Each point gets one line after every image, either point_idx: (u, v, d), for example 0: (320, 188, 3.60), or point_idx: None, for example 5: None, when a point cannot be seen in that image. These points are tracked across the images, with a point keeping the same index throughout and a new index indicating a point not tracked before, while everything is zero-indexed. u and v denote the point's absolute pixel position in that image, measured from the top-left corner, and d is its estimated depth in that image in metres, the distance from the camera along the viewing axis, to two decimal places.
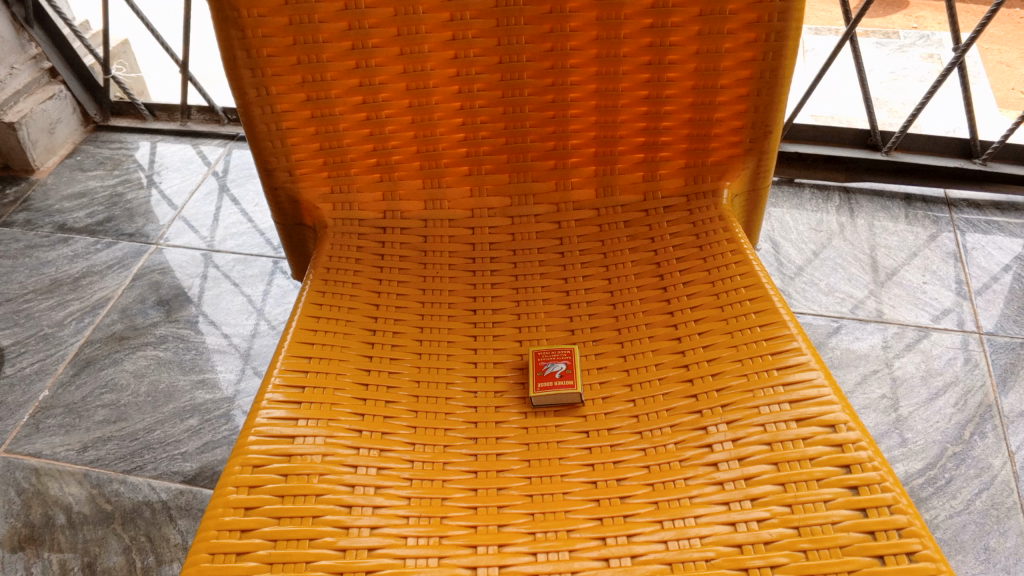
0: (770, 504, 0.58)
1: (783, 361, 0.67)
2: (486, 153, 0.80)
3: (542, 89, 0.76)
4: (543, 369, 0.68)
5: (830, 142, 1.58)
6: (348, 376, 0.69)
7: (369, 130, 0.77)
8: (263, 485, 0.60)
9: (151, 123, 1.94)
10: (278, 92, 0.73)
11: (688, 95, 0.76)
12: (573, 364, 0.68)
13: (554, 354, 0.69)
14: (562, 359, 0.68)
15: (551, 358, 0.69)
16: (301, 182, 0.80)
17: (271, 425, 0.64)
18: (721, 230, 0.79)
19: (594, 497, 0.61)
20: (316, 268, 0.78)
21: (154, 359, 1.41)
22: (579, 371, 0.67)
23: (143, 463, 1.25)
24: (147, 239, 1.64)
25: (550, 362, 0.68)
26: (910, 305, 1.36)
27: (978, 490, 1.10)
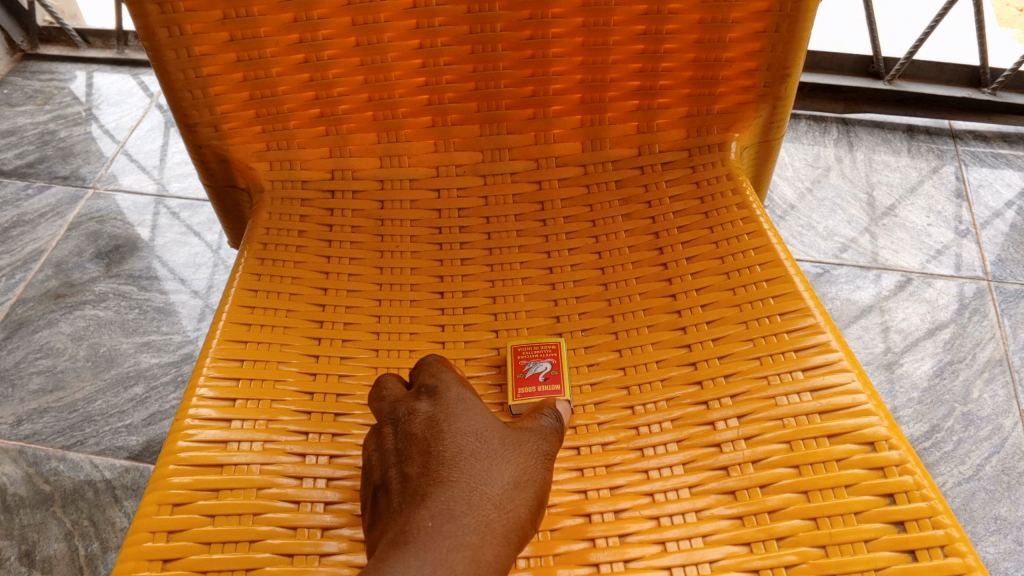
0: (799, 545, 0.47)
1: (810, 360, 0.55)
2: (452, 101, 0.68)
3: (517, 24, 0.63)
4: (523, 370, 0.57)
5: (828, 69, 1.46)
6: (291, 384, 0.57)
7: (310, 76, 0.64)
8: (185, 530, 0.49)
9: (84, 51, 1.74)
10: (195, 32, 0.60)
11: (692, 30, 0.63)
12: (558, 366, 0.57)
13: (535, 350, 0.58)
14: (545, 358, 0.58)
15: (533, 355, 0.58)
16: (229, 139, 0.67)
17: (196, 451, 0.52)
18: (729, 192, 0.66)
19: (587, 537, 0.49)
20: (250, 243, 0.65)
21: (94, 319, 1.28)
22: (567, 376, 0.57)
23: (83, 438, 1.14)
24: (83, 183, 1.49)
25: (531, 361, 0.58)
26: (912, 248, 1.26)
27: (987, 453, 1.03)
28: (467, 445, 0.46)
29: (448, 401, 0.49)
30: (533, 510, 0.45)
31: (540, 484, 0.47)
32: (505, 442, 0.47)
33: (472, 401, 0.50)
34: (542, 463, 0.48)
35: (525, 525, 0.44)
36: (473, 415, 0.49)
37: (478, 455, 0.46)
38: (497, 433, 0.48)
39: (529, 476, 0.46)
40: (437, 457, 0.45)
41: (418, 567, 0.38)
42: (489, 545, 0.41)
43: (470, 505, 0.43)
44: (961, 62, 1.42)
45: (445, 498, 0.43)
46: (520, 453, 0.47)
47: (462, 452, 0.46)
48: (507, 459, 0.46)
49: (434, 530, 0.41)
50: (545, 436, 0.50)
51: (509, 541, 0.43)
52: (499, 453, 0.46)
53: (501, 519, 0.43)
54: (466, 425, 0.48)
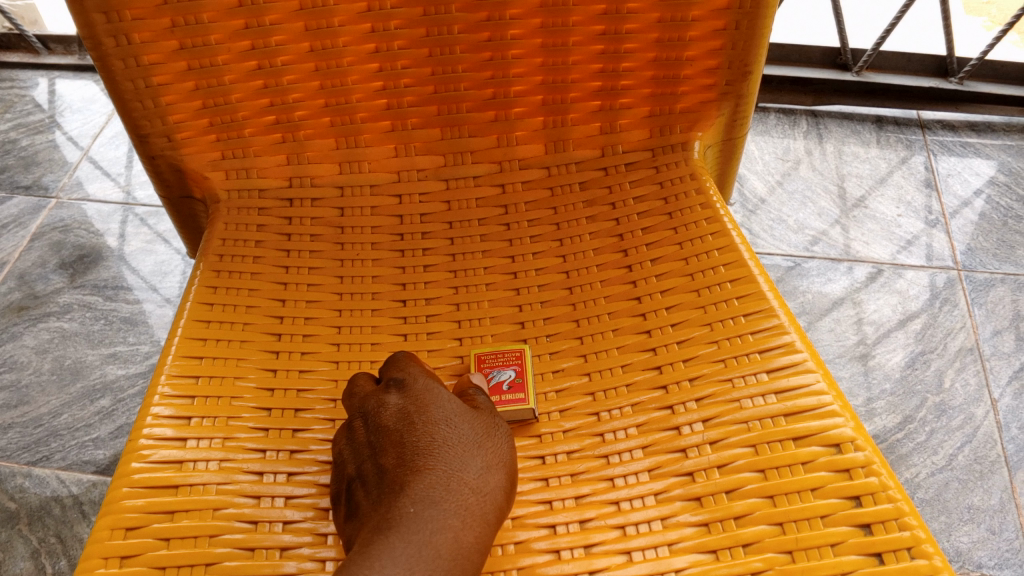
0: (766, 550, 0.47)
1: (775, 361, 0.55)
2: (411, 105, 0.66)
3: (474, 26, 0.62)
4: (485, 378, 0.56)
5: (797, 63, 1.46)
6: (249, 401, 0.56)
7: (263, 82, 0.63)
8: (139, 555, 0.48)
9: (45, 57, 1.71)
10: (143, 41, 0.58)
11: (652, 30, 0.63)
12: (522, 372, 0.56)
13: (499, 358, 0.57)
14: (509, 365, 0.57)
15: (497, 363, 0.57)
16: (183, 149, 0.65)
17: (150, 472, 0.51)
18: (693, 191, 0.66)
19: (552, 548, 0.48)
20: (206, 255, 0.64)
21: (58, 332, 1.25)
22: (531, 382, 0.55)
23: (49, 453, 1.12)
24: (46, 192, 1.46)
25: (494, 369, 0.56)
26: (882, 239, 1.26)
27: (960, 444, 1.03)
28: (440, 433, 0.47)
29: (416, 391, 0.50)
30: (507, 491, 0.47)
31: (511, 465, 0.49)
32: (475, 427, 0.49)
33: (439, 390, 0.51)
34: (511, 446, 0.50)
35: (502, 506, 0.46)
36: (443, 402, 0.50)
37: (452, 443, 0.47)
38: (466, 419, 0.49)
39: (502, 459, 0.48)
40: (411, 449, 0.47)
41: (403, 557, 0.40)
42: (470, 528, 0.43)
43: (448, 491, 0.44)
44: (927, 53, 1.43)
45: (424, 488, 0.44)
46: (489, 438, 0.49)
47: (435, 441, 0.47)
48: (479, 445, 0.48)
49: (416, 519, 0.42)
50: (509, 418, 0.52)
51: (488, 522, 0.45)
52: (471, 439, 0.48)
53: (479, 502, 0.45)
54: (436, 413, 0.49)
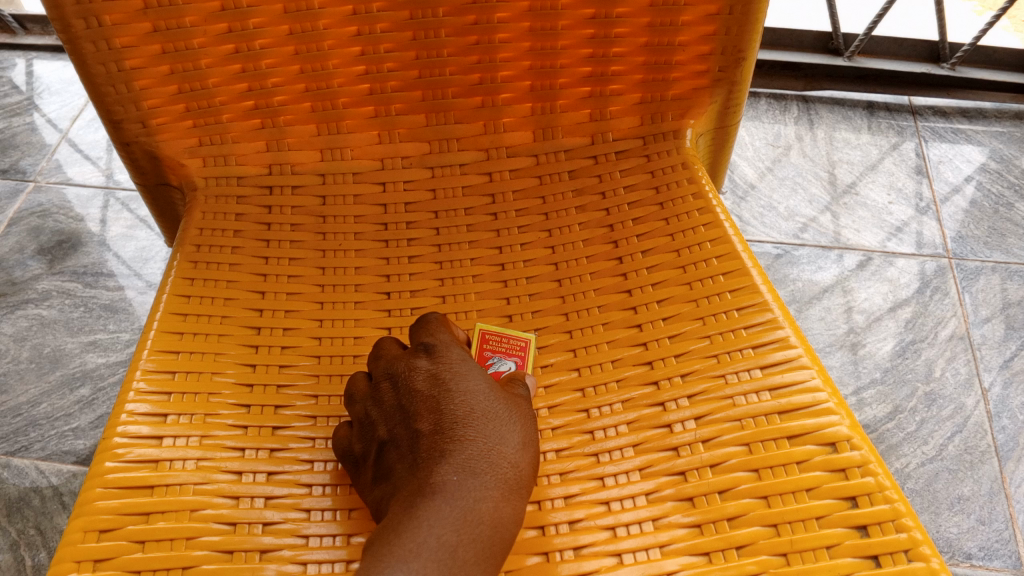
0: (760, 553, 0.46)
1: (768, 357, 0.53)
2: (395, 89, 0.64)
3: (460, 9, 0.60)
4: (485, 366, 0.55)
5: (788, 47, 1.44)
6: (228, 397, 0.54)
7: (241, 66, 0.61)
8: (113, 558, 0.46)
9: (22, 38, 1.67)
10: (114, 22, 0.56)
11: (644, 14, 0.61)
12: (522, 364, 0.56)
13: (503, 344, 0.57)
14: (512, 355, 0.56)
15: (501, 349, 0.56)
16: (158, 135, 0.63)
17: (124, 472, 0.49)
18: (685, 181, 0.64)
19: (543, 550, 0.47)
20: (183, 245, 0.62)
21: (37, 319, 1.23)
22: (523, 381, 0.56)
23: (28, 443, 1.10)
24: (23, 176, 1.42)
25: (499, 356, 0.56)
26: (874, 226, 1.26)
27: (950, 434, 1.03)
28: (475, 403, 0.47)
29: (446, 359, 0.50)
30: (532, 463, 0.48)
31: (535, 439, 0.49)
32: (506, 399, 0.49)
33: (467, 360, 0.50)
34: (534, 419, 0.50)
35: (532, 481, 0.47)
36: (476, 373, 0.49)
37: (489, 414, 0.47)
38: (497, 390, 0.49)
39: (529, 430, 0.49)
40: (448, 417, 0.46)
41: (449, 525, 0.41)
42: (508, 500, 0.44)
43: (488, 463, 0.45)
44: (919, 38, 1.41)
45: (466, 457, 0.44)
46: (517, 410, 0.49)
47: (473, 411, 0.47)
48: (511, 417, 0.48)
49: (460, 488, 0.43)
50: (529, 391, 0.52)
51: (522, 495, 0.46)
52: (504, 410, 0.48)
53: (516, 476, 0.46)
54: (472, 383, 0.48)
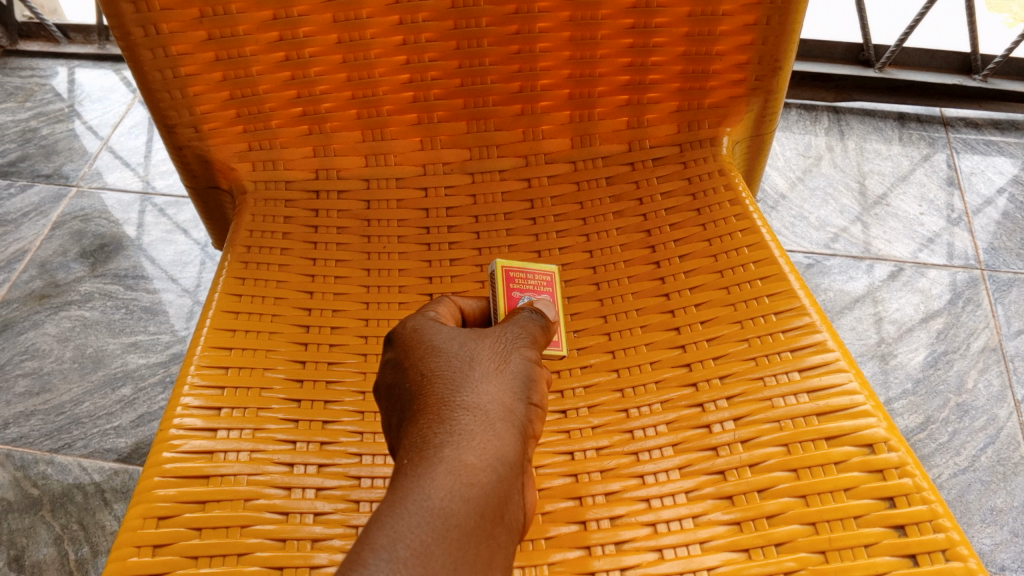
0: (799, 550, 0.46)
1: (806, 360, 0.54)
2: (438, 97, 0.66)
3: (502, 19, 0.62)
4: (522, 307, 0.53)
5: (819, 58, 1.45)
6: (279, 392, 0.56)
7: (291, 74, 0.63)
8: (171, 544, 0.48)
9: (65, 46, 1.71)
10: (171, 31, 0.59)
11: (682, 24, 0.62)
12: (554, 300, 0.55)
13: (528, 282, 0.55)
14: (541, 291, 0.55)
15: (528, 288, 0.55)
16: (210, 140, 0.65)
17: (180, 462, 0.51)
18: (722, 187, 0.65)
19: (584, 544, 0.49)
20: (233, 246, 0.64)
21: (79, 320, 1.26)
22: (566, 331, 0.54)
23: (71, 441, 1.13)
24: (66, 181, 1.46)
25: (529, 296, 0.54)
26: (905, 236, 1.26)
27: (982, 445, 1.02)
28: (428, 364, 0.41)
29: (402, 337, 0.45)
30: (515, 395, 0.40)
31: (519, 370, 0.42)
32: (467, 342, 0.42)
33: (431, 323, 0.45)
34: (519, 352, 0.43)
35: (513, 411, 0.39)
36: (431, 336, 0.44)
37: (441, 368, 0.41)
38: (457, 338, 0.43)
39: (503, 365, 0.42)
40: (404, 397, 0.41)
41: (397, 491, 0.34)
42: (472, 442, 0.37)
43: (441, 416, 0.38)
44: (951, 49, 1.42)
45: (418, 424, 0.38)
46: (480, 347, 0.42)
47: (425, 375, 0.41)
48: (470, 358, 0.41)
49: (412, 454, 0.36)
50: (517, 327, 0.45)
51: (499, 432, 0.38)
52: (461, 355, 0.41)
53: (478, 415, 0.38)
54: (426, 344, 0.43)
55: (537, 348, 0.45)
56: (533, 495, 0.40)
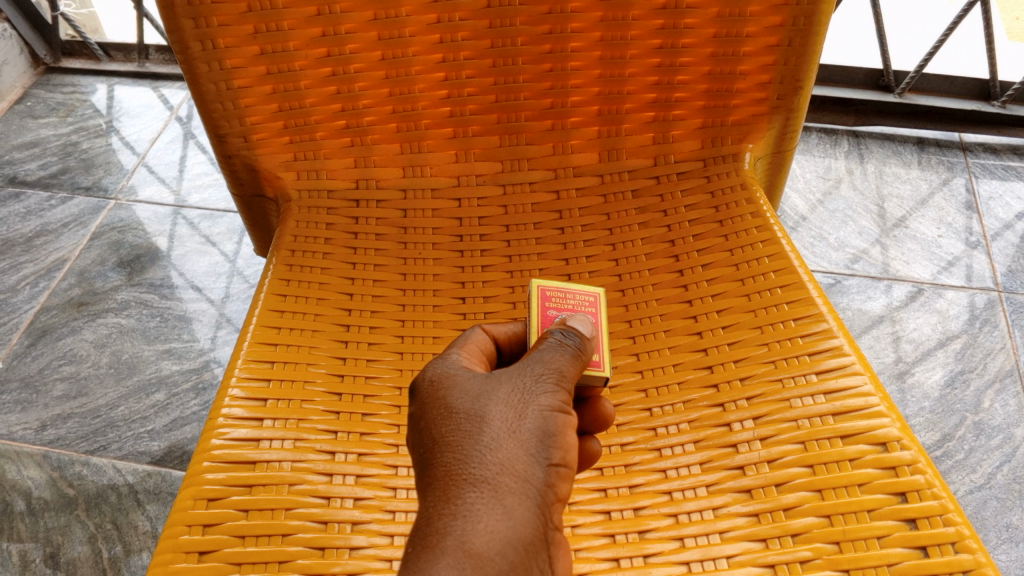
0: (814, 541, 0.49)
1: (823, 363, 0.57)
2: (473, 112, 0.70)
3: (537, 38, 0.66)
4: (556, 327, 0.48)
5: (839, 83, 1.48)
6: (320, 385, 0.59)
7: (336, 88, 0.67)
8: (220, 523, 0.51)
9: (105, 64, 1.77)
10: (227, 45, 0.63)
11: (707, 45, 0.66)
12: (597, 320, 0.49)
13: (567, 301, 0.50)
14: (581, 311, 0.50)
15: (565, 308, 0.49)
16: (258, 149, 0.69)
17: (229, 449, 0.54)
18: (744, 201, 0.68)
19: (610, 532, 0.52)
20: (278, 250, 0.67)
21: (116, 327, 1.30)
22: (608, 349, 0.48)
23: (107, 443, 1.16)
24: (105, 193, 1.51)
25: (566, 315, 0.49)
26: (923, 259, 1.28)
27: (998, 463, 1.04)
28: (442, 421, 0.39)
29: (421, 382, 0.42)
30: (530, 457, 0.38)
31: (537, 424, 0.39)
32: (481, 394, 0.40)
33: (449, 369, 0.42)
34: (539, 398, 0.40)
35: (527, 482, 0.37)
36: (449, 383, 0.41)
37: (454, 429, 0.39)
38: (474, 390, 0.40)
39: (518, 421, 0.39)
40: (419, 458, 0.39)
41: None
42: (480, 528, 0.35)
43: (449, 493, 0.36)
44: (969, 76, 1.44)
45: (428, 500, 0.37)
46: (498, 398, 0.40)
47: (438, 436, 0.39)
48: (482, 417, 0.39)
49: (419, 540, 0.35)
50: (541, 362, 0.41)
51: (509, 512, 0.36)
52: (473, 414, 0.39)
53: (488, 493, 0.36)
54: (440, 398, 0.40)
55: (564, 386, 0.41)
56: (559, 559, 0.38)
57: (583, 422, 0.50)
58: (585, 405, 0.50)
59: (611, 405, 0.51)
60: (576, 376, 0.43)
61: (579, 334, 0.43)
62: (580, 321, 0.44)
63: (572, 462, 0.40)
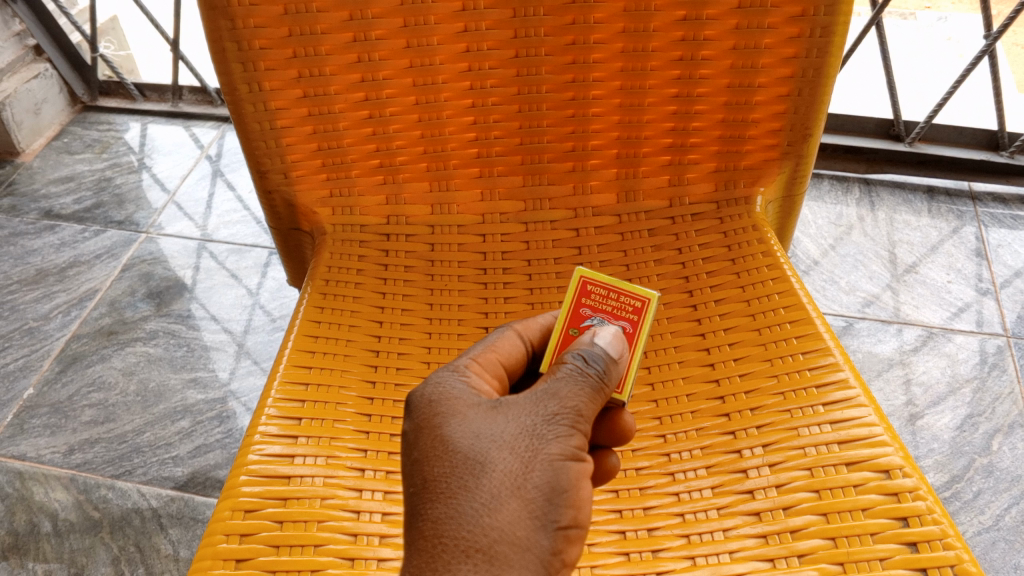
0: (819, 561, 0.51)
1: (830, 395, 0.60)
2: (499, 154, 0.74)
3: (561, 86, 0.70)
4: (580, 326, 0.53)
5: (851, 132, 1.52)
6: (350, 406, 0.62)
7: (372, 129, 0.71)
8: (256, 533, 0.54)
9: (140, 104, 1.84)
10: (272, 88, 0.67)
11: (721, 94, 0.70)
12: (630, 331, 0.53)
13: (610, 302, 0.54)
14: (619, 316, 0.53)
15: (604, 308, 0.54)
16: (297, 185, 0.74)
17: (264, 464, 0.58)
18: (755, 241, 0.72)
19: (624, 550, 0.54)
20: (313, 280, 0.71)
21: (144, 356, 1.34)
22: (632, 375, 0.51)
23: (132, 468, 1.18)
24: (136, 227, 1.56)
25: (600, 318, 0.53)
26: (932, 304, 1.30)
27: (1007, 505, 1.05)
28: (446, 469, 0.40)
29: (429, 415, 0.43)
30: (534, 520, 0.39)
31: (543, 482, 0.40)
32: (484, 442, 0.41)
33: (462, 404, 0.43)
34: (546, 450, 0.41)
35: (527, 545, 0.39)
36: (458, 426, 0.42)
37: (458, 482, 0.40)
38: (484, 437, 0.41)
39: (524, 479, 0.40)
40: (420, 501, 0.40)
41: None
42: None
43: (448, 555, 0.38)
44: (979, 127, 1.48)
45: (425, 556, 0.38)
46: (506, 450, 0.41)
47: (441, 486, 0.40)
48: (487, 471, 0.40)
49: None
50: (552, 408, 0.43)
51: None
52: (479, 465, 0.40)
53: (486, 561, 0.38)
54: (442, 439, 0.42)
55: (575, 432, 0.43)
56: None
57: (600, 436, 0.53)
58: (608, 415, 0.53)
59: (633, 417, 0.53)
60: (588, 417, 0.44)
61: (606, 358, 0.46)
62: (609, 339, 0.48)
63: (579, 512, 0.42)
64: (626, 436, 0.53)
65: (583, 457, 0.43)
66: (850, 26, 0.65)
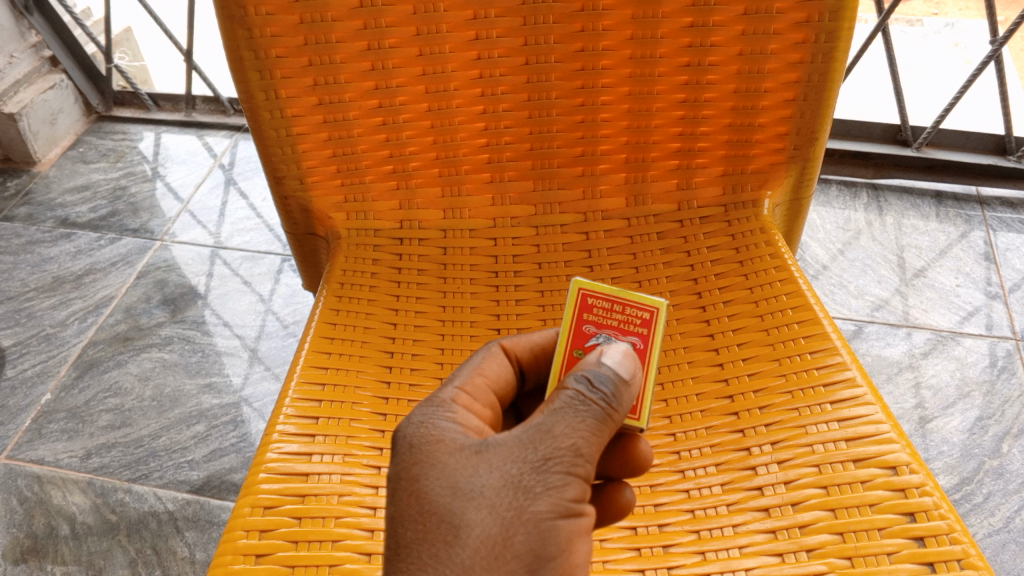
0: (828, 556, 0.53)
1: (838, 394, 0.61)
2: (509, 160, 0.76)
3: (570, 92, 0.71)
4: (585, 346, 0.53)
5: (859, 137, 1.53)
6: (366, 406, 0.64)
7: (385, 136, 0.73)
8: (275, 529, 0.55)
9: (154, 113, 1.87)
10: (288, 96, 0.69)
11: (728, 99, 0.71)
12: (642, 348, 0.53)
13: (618, 316, 0.54)
14: (628, 331, 0.54)
15: (610, 322, 0.54)
16: (312, 191, 0.75)
17: (283, 462, 0.59)
18: (762, 243, 0.73)
19: (636, 546, 0.55)
20: (329, 283, 0.73)
21: (160, 361, 1.35)
22: (647, 400, 0.51)
23: (148, 472, 1.20)
24: (151, 235, 1.58)
25: (605, 334, 0.54)
26: (941, 307, 1.31)
27: (1016, 507, 1.05)
28: (420, 532, 0.39)
29: (412, 462, 0.42)
30: None
31: (525, 548, 0.39)
32: (464, 501, 0.39)
33: (444, 450, 0.42)
34: (532, 508, 0.39)
35: None
36: (437, 480, 0.41)
37: (432, 548, 0.39)
38: (466, 494, 0.40)
39: (505, 545, 0.39)
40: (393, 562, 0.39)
41: None
42: None
43: None
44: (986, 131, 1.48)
45: None
46: (487, 511, 0.39)
47: (415, 551, 0.39)
48: (463, 536, 0.39)
49: None
50: (541, 456, 0.40)
51: None
52: (455, 530, 0.39)
53: None
54: (420, 494, 0.40)
55: (571, 478, 0.41)
56: None
57: (612, 467, 0.53)
58: (622, 443, 0.53)
59: (650, 448, 0.53)
60: (590, 456, 0.42)
61: (613, 382, 0.44)
62: (617, 362, 0.46)
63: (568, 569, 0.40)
64: (641, 468, 0.53)
65: (578, 507, 0.41)
66: (854, 30, 0.66)
